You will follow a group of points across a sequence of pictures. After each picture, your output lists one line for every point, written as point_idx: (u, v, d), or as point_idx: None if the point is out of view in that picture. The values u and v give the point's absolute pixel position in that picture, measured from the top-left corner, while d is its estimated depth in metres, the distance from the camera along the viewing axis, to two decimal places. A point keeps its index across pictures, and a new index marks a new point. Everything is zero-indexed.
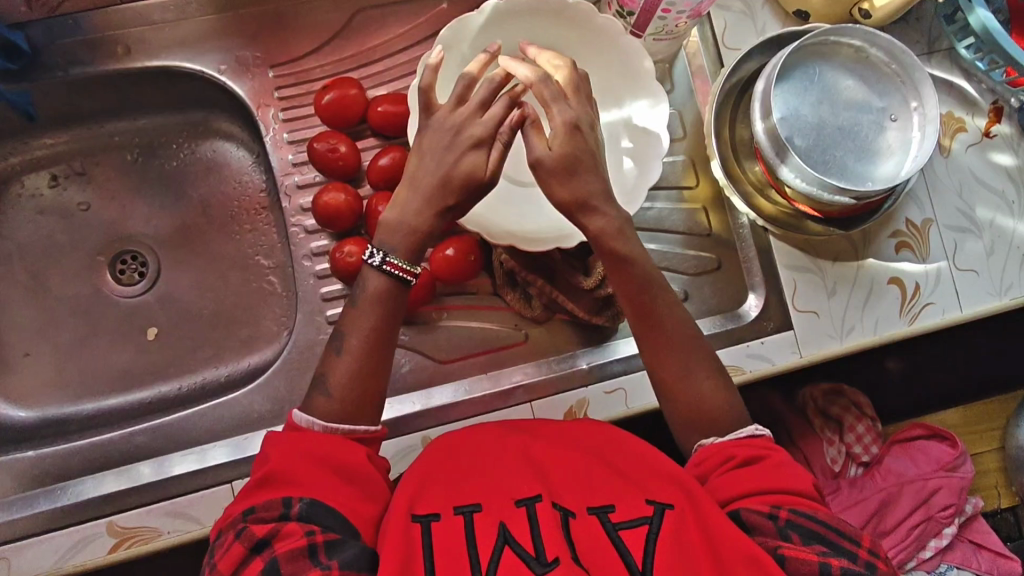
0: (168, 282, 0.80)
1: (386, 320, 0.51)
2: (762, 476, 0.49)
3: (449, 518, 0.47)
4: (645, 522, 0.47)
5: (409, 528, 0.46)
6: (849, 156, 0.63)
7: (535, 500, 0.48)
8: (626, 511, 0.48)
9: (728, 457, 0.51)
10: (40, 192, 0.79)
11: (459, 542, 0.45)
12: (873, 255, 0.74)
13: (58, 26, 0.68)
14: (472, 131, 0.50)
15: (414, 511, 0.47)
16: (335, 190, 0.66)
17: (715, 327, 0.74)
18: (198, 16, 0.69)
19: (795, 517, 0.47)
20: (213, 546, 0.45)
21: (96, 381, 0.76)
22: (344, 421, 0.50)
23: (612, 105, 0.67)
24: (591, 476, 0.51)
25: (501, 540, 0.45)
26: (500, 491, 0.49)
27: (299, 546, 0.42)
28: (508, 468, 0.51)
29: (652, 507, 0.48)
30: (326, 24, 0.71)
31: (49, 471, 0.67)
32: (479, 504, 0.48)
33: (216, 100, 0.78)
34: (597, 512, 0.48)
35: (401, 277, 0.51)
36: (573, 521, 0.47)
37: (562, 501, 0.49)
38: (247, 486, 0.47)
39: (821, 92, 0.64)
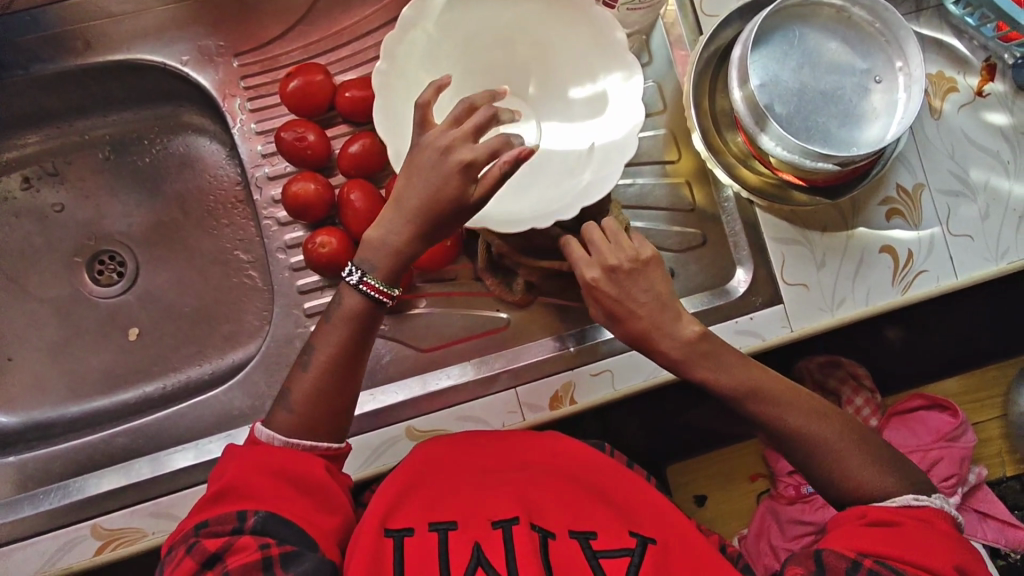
0: (147, 281, 0.79)
1: (355, 338, 0.52)
2: (887, 538, 0.47)
3: (422, 534, 0.51)
4: (628, 552, 0.51)
5: (381, 542, 0.50)
6: (833, 122, 0.60)
7: (512, 521, 0.51)
8: (608, 540, 0.52)
9: (859, 515, 0.49)
10: (13, 194, 0.78)
11: (431, 558, 0.49)
12: (863, 224, 0.72)
13: (15, 23, 0.66)
14: (460, 155, 0.46)
15: (387, 526, 0.51)
16: (304, 179, 0.65)
17: (702, 304, 0.71)
18: (158, 7, 0.68)
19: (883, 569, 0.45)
20: (162, 561, 0.45)
21: (80, 384, 0.76)
22: (304, 437, 0.51)
23: (586, 80, 0.65)
24: (576, 504, 0.56)
25: (474, 560, 0.48)
26: (479, 511, 0.53)
27: (254, 560, 0.43)
28: (493, 491, 0.55)
29: (636, 540, 0.52)
30: (291, 8, 0.69)
31: (33, 475, 0.67)
32: (454, 522, 0.52)
33: (184, 92, 0.76)
34: (578, 537, 0.52)
35: (377, 298, 0.51)
36: (553, 542, 0.51)
37: (541, 522, 0.53)
38: (203, 500, 0.47)
39: (801, 56, 0.61)
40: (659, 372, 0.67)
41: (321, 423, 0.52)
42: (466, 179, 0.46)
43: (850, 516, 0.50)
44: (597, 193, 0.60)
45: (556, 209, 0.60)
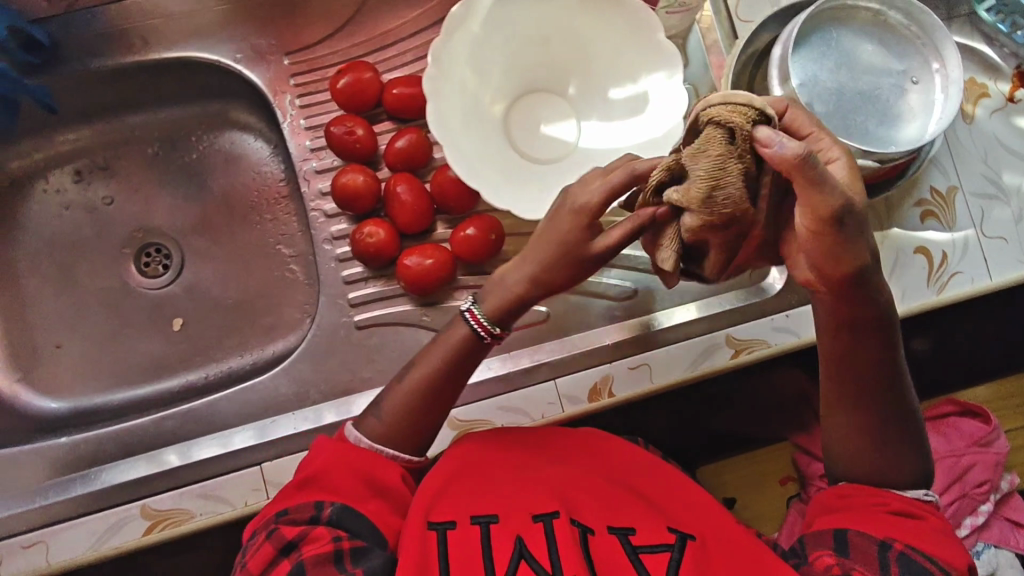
0: (193, 273, 0.81)
1: (460, 366, 0.55)
2: (905, 529, 0.48)
3: (464, 527, 0.51)
4: (668, 548, 0.50)
5: (425, 535, 0.49)
6: (872, 120, 0.61)
7: (552, 515, 0.51)
8: (647, 535, 0.52)
9: (879, 501, 0.50)
10: (65, 187, 0.81)
11: (474, 554, 0.49)
12: (897, 225, 0.73)
13: (76, 20, 0.69)
14: (586, 200, 0.49)
15: (430, 519, 0.51)
16: (355, 168, 0.67)
17: (737, 302, 0.71)
18: (212, 7, 0.70)
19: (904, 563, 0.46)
20: (245, 545, 0.48)
21: (125, 372, 0.78)
22: (389, 445, 0.54)
23: (626, 81, 0.68)
24: (613, 499, 0.55)
25: (517, 555, 0.48)
26: (519, 505, 0.52)
27: (325, 552, 0.46)
28: (531, 484, 0.54)
29: (675, 535, 0.52)
30: (338, 10, 0.72)
31: (81, 458, 0.68)
32: (495, 516, 0.51)
33: (235, 90, 0.79)
34: (618, 532, 0.52)
35: (476, 328, 0.54)
36: (592, 538, 0.51)
37: (579, 517, 0.52)
38: (286, 489, 0.51)
39: (839, 57, 0.62)
40: (697, 364, 0.69)
41: (404, 437, 0.54)
42: (592, 229, 0.49)
43: (868, 494, 0.51)
44: None
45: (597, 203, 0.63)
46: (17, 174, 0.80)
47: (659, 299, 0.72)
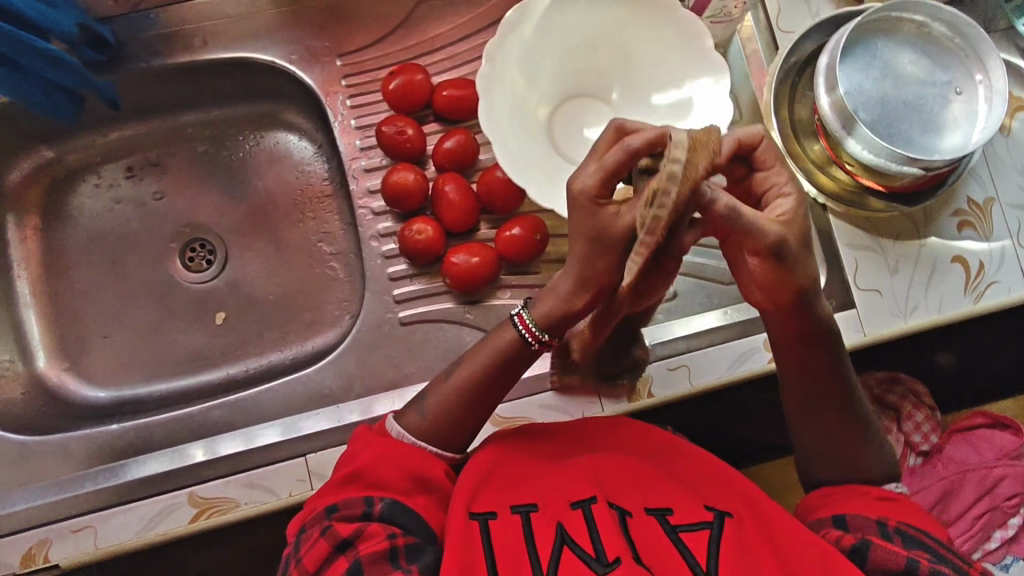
0: (237, 268, 0.83)
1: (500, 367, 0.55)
2: (884, 505, 0.50)
3: (505, 517, 0.50)
4: (707, 526, 0.50)
5: (469, 526, 0.49)
6: (915, 129, 0.62)
7: (591, 501, 0.50)
8: (685, 515, 0.50)
9: (863, 493, 0.52)
10: (117, 182, 0.83)
11: (517, 541, 0.48)
12: (935, 234, 0.73)
13: (139, 21, 0.71)
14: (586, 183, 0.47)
15: (472, 510, 0.50)
16: (405, 168, 0.69)
17: None
18: (268, 10, 0.73)
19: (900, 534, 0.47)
20: (297, 541, 0.48)
21: (169, 363, 0.79)
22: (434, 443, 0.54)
23: (671, 86, 0.69)
24: (647, 481, 0.54)
25: (559, 540, 0.48)
26: (555, 492, 0.51)
27: (381, 549, 0.46)
28: (565, 471, 0.54)
29: (713, 513, 0.51)
30: (389, 15, 0.74)
31: (128, 446, 0.69)
32: (535, 504, 0.51)
33: (285, 91, 0.81)
34: (655, 513, 0.51)
35: (525, 336, 0.54)
36: (631, 520, 0.50)
37: (617, 501, 0.51)
38: (331, 485, 0.50)
39: (884, 67, 0.64)
40: (736, 366, 0.70)
41: (451, 440, 0.55)
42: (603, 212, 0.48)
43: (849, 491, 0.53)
44: None
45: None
46: (73, 169, 0.82)
47: (697, 302, 0.74)
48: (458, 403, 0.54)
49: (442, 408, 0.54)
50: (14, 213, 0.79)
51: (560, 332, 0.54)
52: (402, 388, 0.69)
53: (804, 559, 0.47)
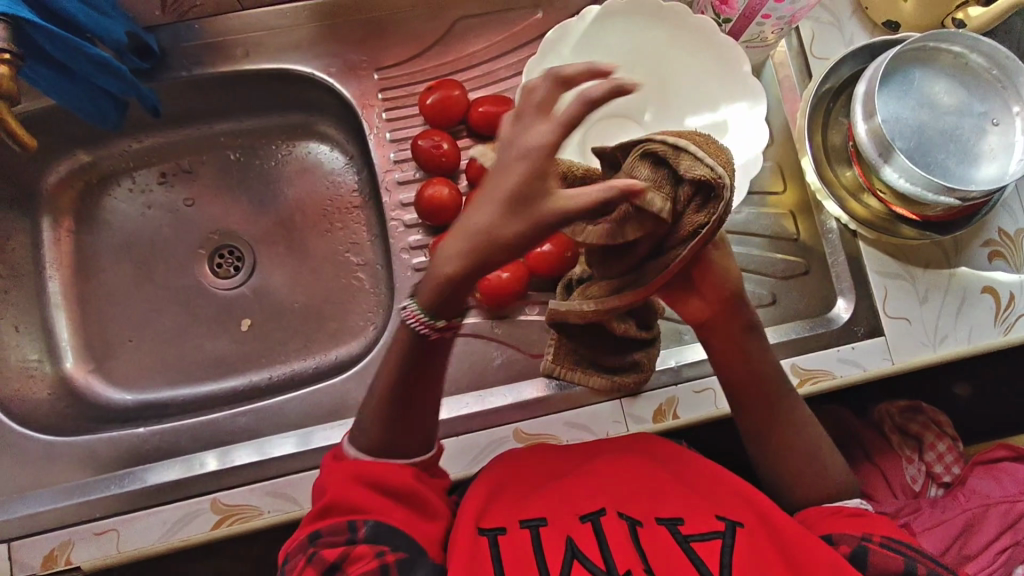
0: (263, 276, 0.83)
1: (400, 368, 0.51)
2: (866, 520, 0.53)
3: (514, 532, 0.50)
4: (718, 536, 0.50)
5: (477, 540, 0.49)
6: (952, 159, 0.63)
7: (600, 514, 0.52)
8: (695, 524, 0.51)
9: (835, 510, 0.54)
10: (150, 188, 0.84)
11: (528, 559, 0.48)
12: (965, 263, 0.73)
13: (184, 30, 0.72)
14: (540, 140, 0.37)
15: (480, 525, 0.51)
16: (439, 183, 0.70)
17: (805, 331, 0.72)
18: (308, 23, 0.74)
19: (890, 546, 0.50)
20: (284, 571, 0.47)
21: (194, 368, 0.79)
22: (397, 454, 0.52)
23: (705, 108, 0.69)
24: (657, 489, 0.54)
25: (569, 554, 0.48)
26: (565, 508, 0.52)
27: (371, 569, 0.46)
28: (576, 486, 0.55)
29: (724, 523, 0.51)
30: (427, 32, 0.75)
31: (152, 450, 0.69)
32: (544, 519, 0.51)
33: (320, 103, 0.82)
34: (666, 524, 0.51)
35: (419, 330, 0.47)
36: (641, 530, 0.51)
37: (626, 510, 0.52)
38: (310, 516, 0.49)
39: (921, 96, 0.64)
40: None
41: (410, 436, 0.52)
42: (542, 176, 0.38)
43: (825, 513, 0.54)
44: None
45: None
46: (107, 174, 0.83)
47: None
48: (388, 411, 0.51)
49: (378, 417, 0.51)
50: (47, 213, 0.80)
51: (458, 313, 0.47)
52: None
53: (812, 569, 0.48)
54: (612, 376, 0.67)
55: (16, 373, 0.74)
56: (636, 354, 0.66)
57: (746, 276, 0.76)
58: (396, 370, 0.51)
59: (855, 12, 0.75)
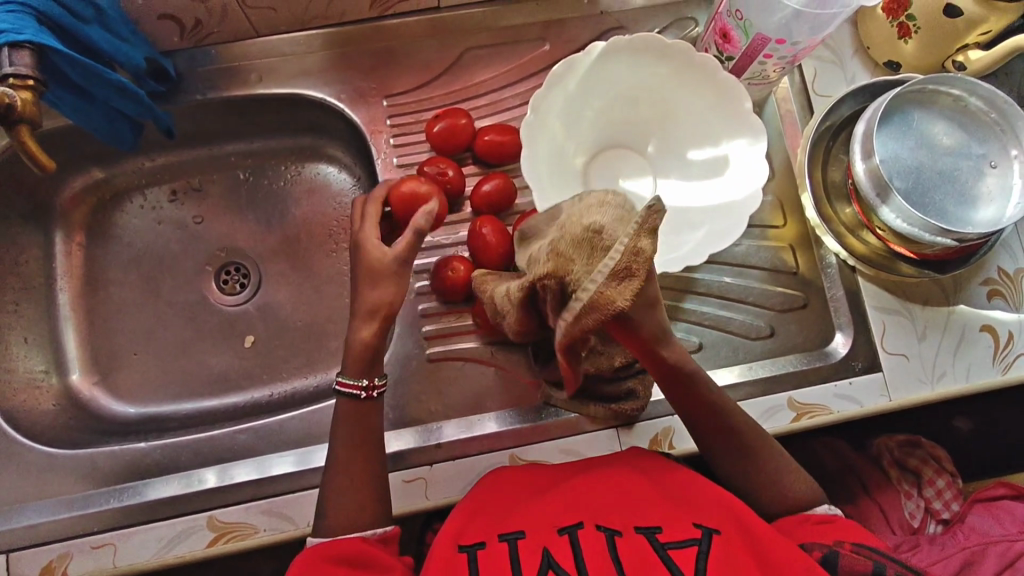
0: (268, 294, 0.84)
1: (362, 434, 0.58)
2: (833, 528, 0.55)
3: (493, 546, 0.51)
4: (694, 542, 0.50)
5: (458, 557, 0.51)
6: (949, 200, 0.63)
7: (578, 527, 0.52)
8: (673, 532, 0.51)
9: (802, 518, 0.57)
10: (161, 205, 0.86)
11: (503, 567, 0.49)
12: (964, 301, 0.73)
13: (200, 55, 0.74)
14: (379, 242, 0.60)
15: (461, 543, 0.53)
16: (408, 181, 0.67)
17: (801, 365, 0.73)
18: (321, 51, 0.76)
19: (858, 550, 0.52)
20: None
21: (197, 383, 0.80)
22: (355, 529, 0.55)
23: (706, 143, 0.71)
24: (636, 500, 0.55)
25: (546, 565, 0.49)
26: (543, 521, 0.53)
27: None
28: (555, 498, 0.55)
29: (701, 531, 0.52)
30: (436, 61, 0.77)
31: (152, 465, 0.70)
32: (522, 531, 0.52)
33: (330, 127, 0.83)
34: (644, 532, 0.51)
35: (350, 391, 0.58)
36: (620, 540, 0.51)
37: (606, 522, 0.52)
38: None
39: (920, 137, 0.65)
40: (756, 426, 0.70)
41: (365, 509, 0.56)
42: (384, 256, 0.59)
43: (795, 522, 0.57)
44: (725, 242, 0.66)
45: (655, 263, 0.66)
46: (120, 191, 0.85)
47: (722, 355, 0.74)
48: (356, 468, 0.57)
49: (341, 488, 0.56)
50: (60, 227, 0.81)
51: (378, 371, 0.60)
52: (423, 425, 0.69)
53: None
54: (608, 405, 0.69)
55: (22, 385, 0.75)
56: (628, 382, 0.68)
57: (745, 308, 0.75)
58: (345, 435, 0.58)
59: (856, 52, 0.76)
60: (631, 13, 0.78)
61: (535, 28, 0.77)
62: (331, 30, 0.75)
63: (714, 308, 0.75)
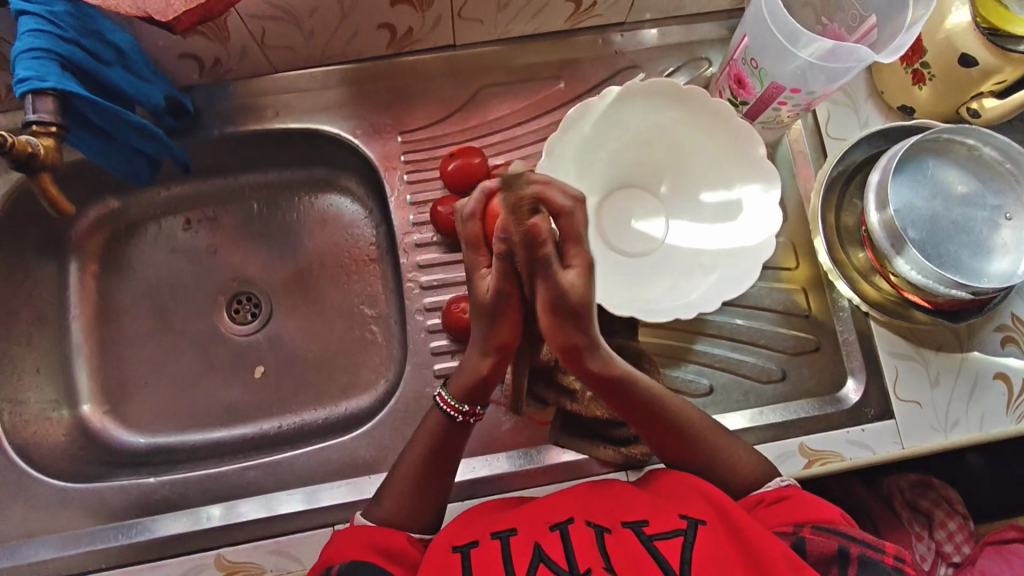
0: (279, 325, 0.84)
1: (432, 454, 0.59)
2: (792, 507, 0.56)
3: (486, 544, 0.53)
4: (680, 533, 0.52)
5: (455, 556, 0.53)
6: (963, 251, 0.63)
7: (568, 522, 0.54)
8: (659, 525, 0.53)
9: (758, 499, 0.59)
10: (174, 233, 0.86)
11: (495, 561, 0.51)
12: (978, 348, 0.72)
13: (218, 91, 0.75)
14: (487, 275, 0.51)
15: (455, 544, 0.54)
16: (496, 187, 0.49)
17: (813, 411, 0.72)
18: (337, 87, 0.77)
19: (821, 533, 0.53)
20: None
21: (205, 414, 0.80)
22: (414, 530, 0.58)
23: (720, 186, 0.71)
24: (625, 500, 0.57)
25: (536, 557, 0.51)
26: (536, 520, 0.55)
27: None
28: (550, 503, 0.58)
29: (686, 521, 0.53)
30: (451, 98, 0.77)
31: (161, 500, 0.69)
32: (514, 528, 0.54)
33: (343, 161, 0.84)
34: (631, 526, 0.54)
35: (449, 411, 0.58)
36: (609, 536, 0.53)
37: (595, 519, 0.55)
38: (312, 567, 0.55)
39: (935, 187, 0.65)
40: None
41: (414, 519, 0.58)
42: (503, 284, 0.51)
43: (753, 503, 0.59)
44: (737, 288, 0.65)
45: (665, 308, 0.66)
46: (134, 221, 0.85)
47: (733, 398, 0.73)
48: (408, 488, 0.58)
49: (399, 497, 0.58)
50: (74, 257, 0.82)
51: (481, 401, 0.58)
52: None
53: (769, 556, 0.50)
54: (618, 448, 0.68)
55: (34, 416, 0.75)
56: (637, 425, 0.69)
57: (757, 351, 0.75)
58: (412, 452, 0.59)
59: (870, 96, 0.76)
60: (647, 52, 0.79)
61: (550, 67, 0.78)
62: (347, 67, 0.76)
63: (724, 349, 0.75)
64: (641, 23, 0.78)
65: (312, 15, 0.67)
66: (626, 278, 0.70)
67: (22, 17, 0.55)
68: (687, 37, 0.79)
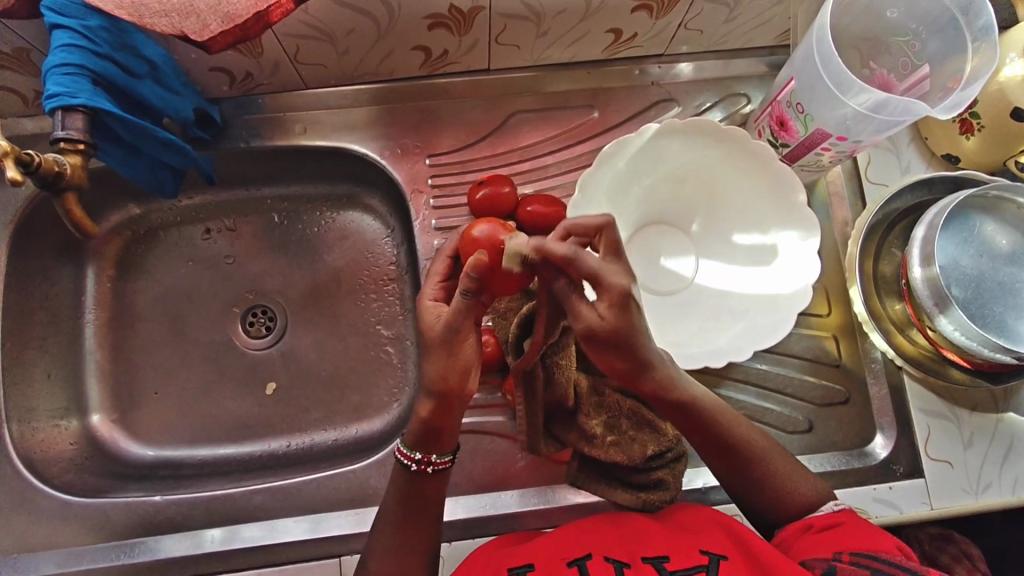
0: (293, 340, 0.82)
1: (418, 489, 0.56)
2: (830, 538, 0.51)
3: None
4: (701, 570, 0.50)
5: None
6: (1009, 313, 0.61)
7: (586, 559, 0.52)
8: (680, 560, 0.51)
9: (799, 527, 0.55)
10: (194, 241, 0.84)
11: None
12: (1015, 409, 0.69)
13: (247, 104, 0.74)
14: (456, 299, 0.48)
15: None
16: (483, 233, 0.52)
17: (839, 465, 0.70)
18: (367, 105, 0.76)
19: (858, 562, 0.48)
20: None
21: (214, 430, 0.79)
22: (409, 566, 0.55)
23: (754, 229, 0.69)
24: (642, 535, 0.55)
25: None
26: (551, 554, 0.53)
27: None
28: (566, 536, 0.55)
29: (708, 557, 0.51)
30: (482, 122, 0.76)
31: (165, 521, 0.68)
32: (530, 564, 0.52)
33: (370, 179, 0.83)
34: (652, 561, 0.51)
35: (404, 461, 0.55)
36: (628, 571, 0.51)
37: (614, 555, 0.52)
38: None
39: (983, 245, 0.63)
40: None
41: (413, 550, 0.55)
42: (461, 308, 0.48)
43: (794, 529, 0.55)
44: (770, 338, 0.63)
45: (693, 354, 0.63)
46: (154, 227, 0.84)
47: None
48: (406, 522, 0.55)
49: (388, 542, 0.55)
50: (91, 262, 0.81)
51: (434, 448, 0.54)
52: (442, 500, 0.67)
53: None
54: (636, 493, 0.65)
55: (43, 424, 0.74)
56: (655, 472, 0.64)
57: (783, 399, 0.72)
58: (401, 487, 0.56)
59: (914, 141, 0.74)
60: (683, 85, 0.77)
61: (584, 95, 0.76)
62: (379, 86, 0.75)
63: (750, 396, 0.72)
64: (677, 55, 0.77)
65: (348, 35, 0.66)
66: (654, 317, 0.68)
67: (56, 31, 0.55)
68: (725, 71, 0.77)
